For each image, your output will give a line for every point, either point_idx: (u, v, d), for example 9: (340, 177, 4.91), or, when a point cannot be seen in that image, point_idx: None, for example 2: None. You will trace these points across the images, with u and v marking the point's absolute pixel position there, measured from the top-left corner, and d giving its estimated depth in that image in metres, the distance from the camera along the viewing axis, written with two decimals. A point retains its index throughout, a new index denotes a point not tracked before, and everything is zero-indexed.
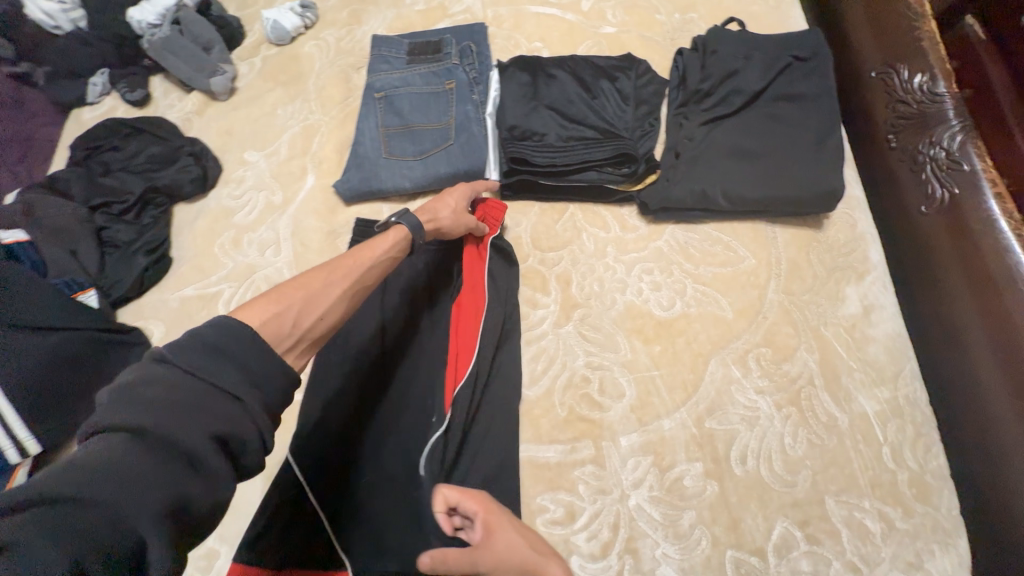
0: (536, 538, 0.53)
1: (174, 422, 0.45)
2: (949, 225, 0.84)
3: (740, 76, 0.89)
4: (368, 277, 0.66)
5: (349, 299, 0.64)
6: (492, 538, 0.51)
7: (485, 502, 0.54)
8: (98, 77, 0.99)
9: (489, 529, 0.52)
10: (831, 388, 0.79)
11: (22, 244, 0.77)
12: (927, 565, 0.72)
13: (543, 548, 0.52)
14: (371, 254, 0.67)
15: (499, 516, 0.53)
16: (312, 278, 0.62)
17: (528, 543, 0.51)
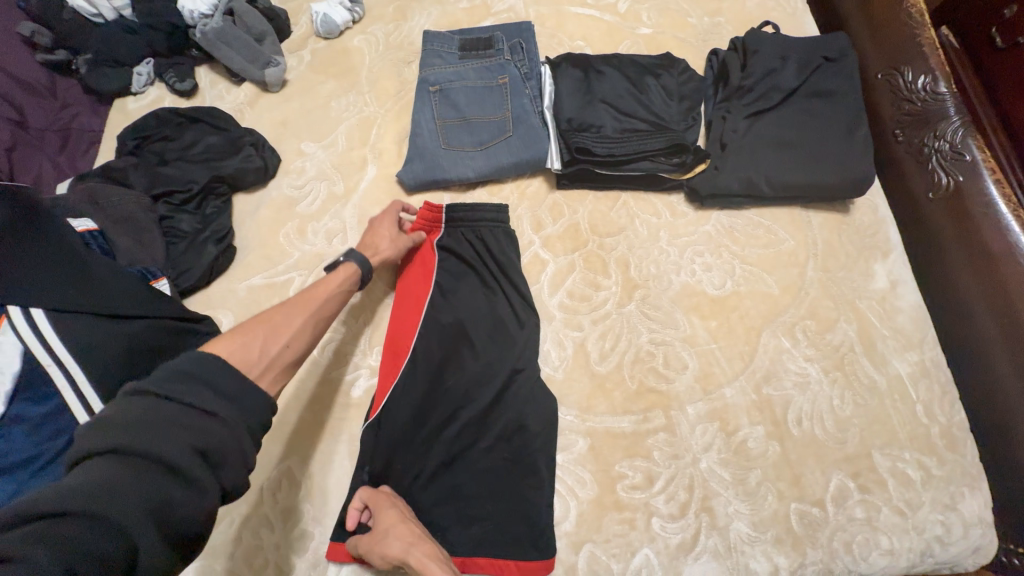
0: (414, 530, 0.67)
1: (151, 438, 0.48)
2: (954, 209, 0.95)
3: (777, 74, 0.97)
4: (327, 302, 0.70)
5: (312, 325, 0.67)
6: (374, 528, 0.68)
7: (378, 501, 0.71)
8: (143, 67, 0.98)
9: (377, 522, 0.69)
10: (869, 354, 0.88)
11: (92, 231, 0.76)
12: (959, 505, 0.82)
13: (418, 539, 0.66)
14: (326, 288, 0.71)
15: (385, 511, 0.69)
16: (275, 312, 0.65)
17: (398, 533, 0.66)
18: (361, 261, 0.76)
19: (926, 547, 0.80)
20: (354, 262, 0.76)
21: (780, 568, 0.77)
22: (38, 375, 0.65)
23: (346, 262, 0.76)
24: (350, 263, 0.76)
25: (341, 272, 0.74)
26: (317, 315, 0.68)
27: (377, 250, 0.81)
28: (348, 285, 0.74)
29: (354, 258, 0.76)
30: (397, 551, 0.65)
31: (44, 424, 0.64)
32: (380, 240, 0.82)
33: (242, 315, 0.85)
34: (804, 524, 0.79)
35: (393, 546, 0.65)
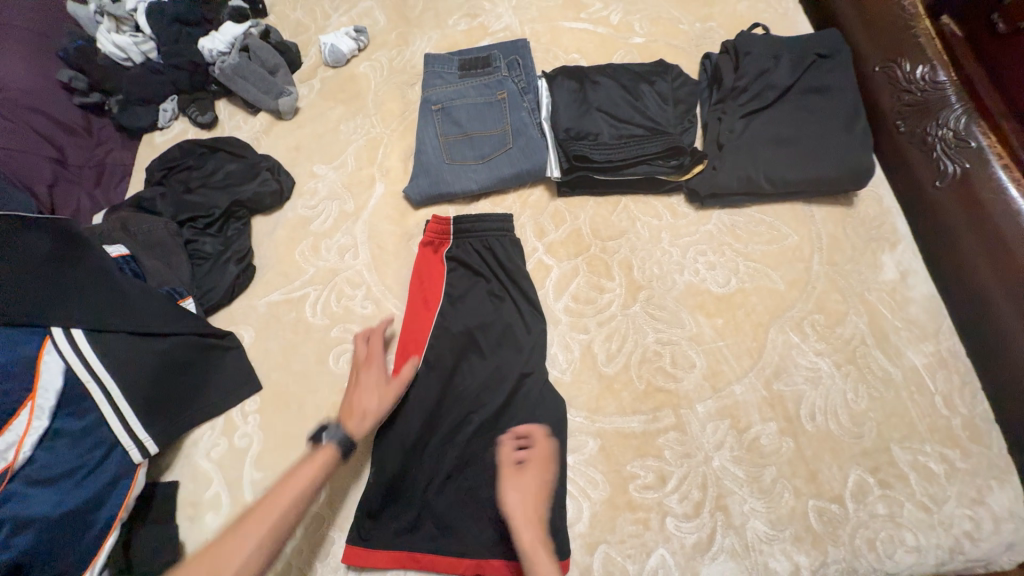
0: (541, 500, 0.74)
1: None
2: (961, 196, 0.94)
3: (770, 74, 0.99)
4: (287, 513, 0.66)
5: (267, 547, 0.63)
6: (518, 478, 0.75)
7: (544, 456, 0.77)
8: (168, 103, 1.06)
9: (523, 474, 0.75)
10: (882, 346, 0.87)
11: (124, 257, 0.82)
12: (988, 499, 0.79)
13: (535, 513, 0.72)
14: (296, 487, 0.67)
15: (530, 475, 0.75)
16: (226, 546, 0.62)
17: (529, 499, 0.73)
18: (342, 441, 0.72)
19: (956, 544, 0.77)
20: (332, 444, 0.71)
21: (802, 567, 0.75)
22: (78, 390, 0.70)
23: (325, 446, 0.71)
24: (328, 447, 0.71)
25: (318, 458, 0.70)
26: (271, 534, 0.64)
27: (363, 412, 0.75)
28: (325, 476, 0.70)
29: (332, 438, 0.72)
30: (515, 514, 0.72)
31: (84, 436, 0.69)
32: (363, 397, 0.77)
33: (263, 330, 0.89)
34: (824, 521, 0.78)
35: (514, 508, 0.72)
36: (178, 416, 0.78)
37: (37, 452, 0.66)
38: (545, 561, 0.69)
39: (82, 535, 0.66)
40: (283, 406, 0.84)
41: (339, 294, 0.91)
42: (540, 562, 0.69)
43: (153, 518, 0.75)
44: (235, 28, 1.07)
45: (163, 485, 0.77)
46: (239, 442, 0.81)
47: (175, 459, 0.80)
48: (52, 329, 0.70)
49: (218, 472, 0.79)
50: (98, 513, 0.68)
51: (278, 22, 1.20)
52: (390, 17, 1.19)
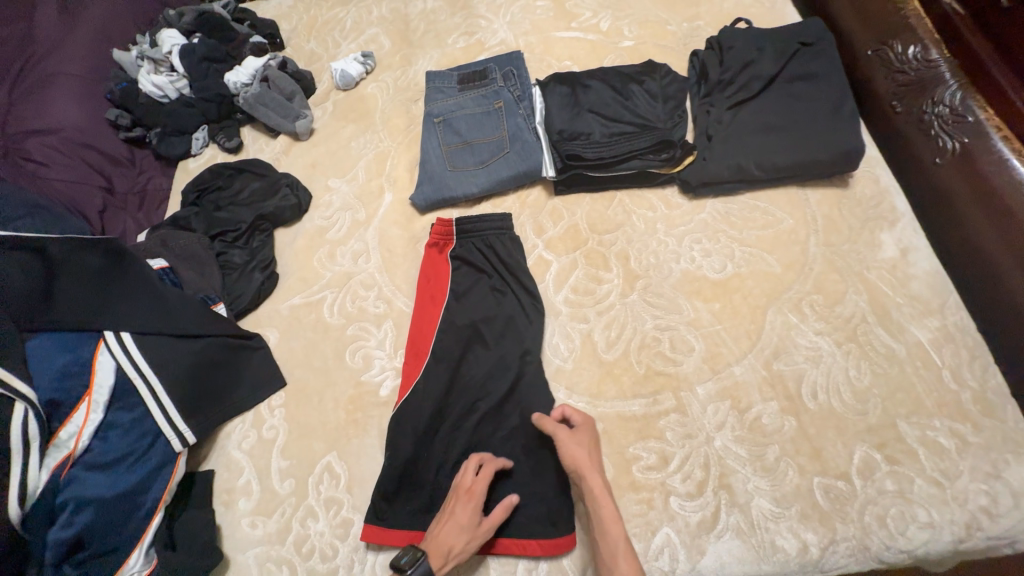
0: (597, 455, 0.78)
1: None
2: (963, 171, 0.93)
3: (755, 65, 1.02)
4: None
5: None
6: (574, 437, 0.78)
7: (585, 419, 0.80)
8: (200, 132, 1.17)
9: (577, 433, 0.78)
10: (884, 323, 0.87)
11: (165, 269, 0.93)
12: (1005, 474, 0.77)
13: (596, 467, 0.76)
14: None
15: (586, 433, 0.79)
16: None
17: (587, 456, 0.77)
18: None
19: (973, 520, 0.75)
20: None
21: (810, 545, 0.75)
22: (128, 387, 0.79)
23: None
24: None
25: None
26: None
27: (449, 551, 0.71)
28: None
29: (420, 569, 0.69)
30: (581, 464, 0.75)
31: (132, 427, 0.78)
32: (451, 532, 0.73)
33: (286, 331, 0.97)
34: (830, 498, 0.77)
35: (576, 464, 0.75)
36: (212, 409, 0.86)
37: (94, 441, 0.76)
38: (612, 512, 0.72)
39: (131, 516, 0.74)
40: (305, 400, 0.91)
41: (354, 296, 0.99)
42: (609, 514, 0.72)
43: (194, 502, 0.82)
44: (257, 62, 1.18)
45: (201, 473, 0.85)
46: (267, 433, 0.88)
47: (211, 450, 0.88)
48: (106, 333, 0.80)
49: (249, 460, 0.86)
50: (145, 496, 0.76)
51: (294, 53, 1.32)
52: (394, 41, 1.29)
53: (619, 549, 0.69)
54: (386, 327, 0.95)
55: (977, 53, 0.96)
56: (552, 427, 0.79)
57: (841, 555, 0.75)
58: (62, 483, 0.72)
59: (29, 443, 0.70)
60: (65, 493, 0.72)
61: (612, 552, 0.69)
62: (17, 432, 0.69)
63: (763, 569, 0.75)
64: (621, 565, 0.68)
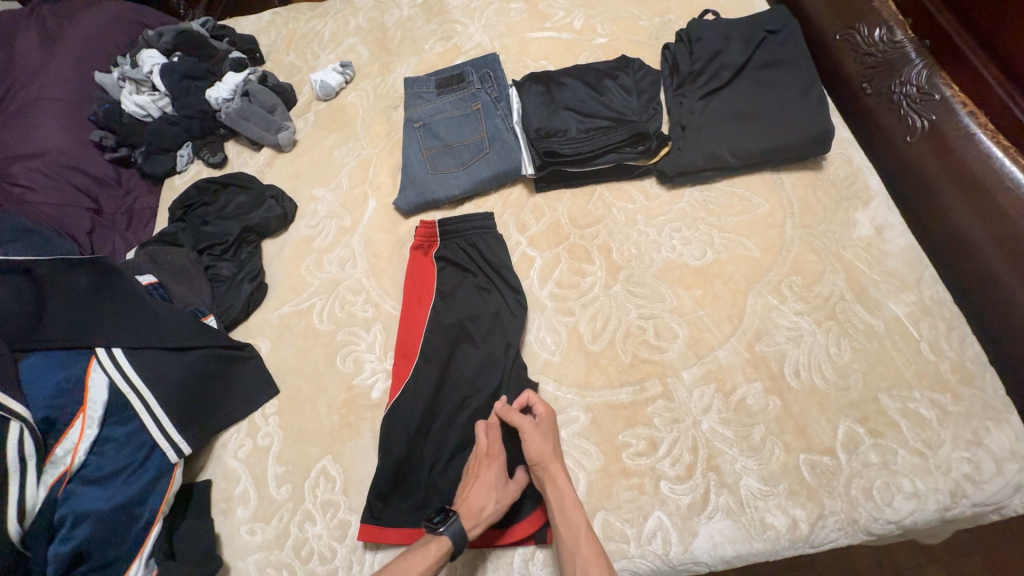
0: (557, 446, 0.80)
1: None
2: (934, 147, 0.95)
3: (724, 55, 1.05)
4: None
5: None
6: (538, 428, 0.79)
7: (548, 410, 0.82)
8: (184, 149, 1.19)
9: (541, 424, 0.80)
10: (861, 300, 0.89)
11: (153, 285, 0.95)
12: (986, 440, 0.78)
13: (556, 457, 0.78)
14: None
15: (550, 425, 0.81)
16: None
17: (548, 447, 0.78)
18: (458, 534, 0.71)
19: (956, 487, 0.77)
20: (448, 537, 0.71)
21: (799, 521, 0.77)
22: (121, 402, 0.81)
23: (440, 536, 0.71)
24: (444, 534, 0.71)
25: (433, 548, 0.71)
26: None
27: (481, 511, 0.73)
28: (435, 567, 0.70)
29: (451, 529, 0.71)
30: (546, 455, 0.77)
31: (127, 441, 0.79)
32: (478, 494, 0.75)
33: (277, 340, 0.98)
34: (817, 473, 0.79)
35: (539, 455, 0.77)
36: (206, 420, 0.87)
37: (90, 456, 0.77)
38: (571, 499, 0.74)
39: (129, 528, 0.75)
40: (299, 406, 0.92)
41: (342, 302, 1.00)
42: (569, 501, 0.74)
43: (192, 512, 0.83)
44: (236, 76, 1.21)
45: (199, 483, 0.86)
46: (263, 441, 0.89)
47: (208, 461, 0.89)
48: (96, 349, 0.82)
49: (245, 468, 0.87)
50: (143, 508, 0.77)
51: (274, 67, 1.34)
52: (372, 49, 1.31)
53: (579, 534, 0.71)
54: (375, 331, 0.97)
55: (942, 29, 0.97)
56: (518, 419, 0.79)
57: (829, 529, 0.76)
58: (60, 499, 0.73)
59: (25, 461, 0.72)
60: (63, 508, 0.73)
61: (574, 538, 0.71)
62: (13, 450, 0.71)
63: (754, 547, 0.76)
64: (582, 550, 0.70)
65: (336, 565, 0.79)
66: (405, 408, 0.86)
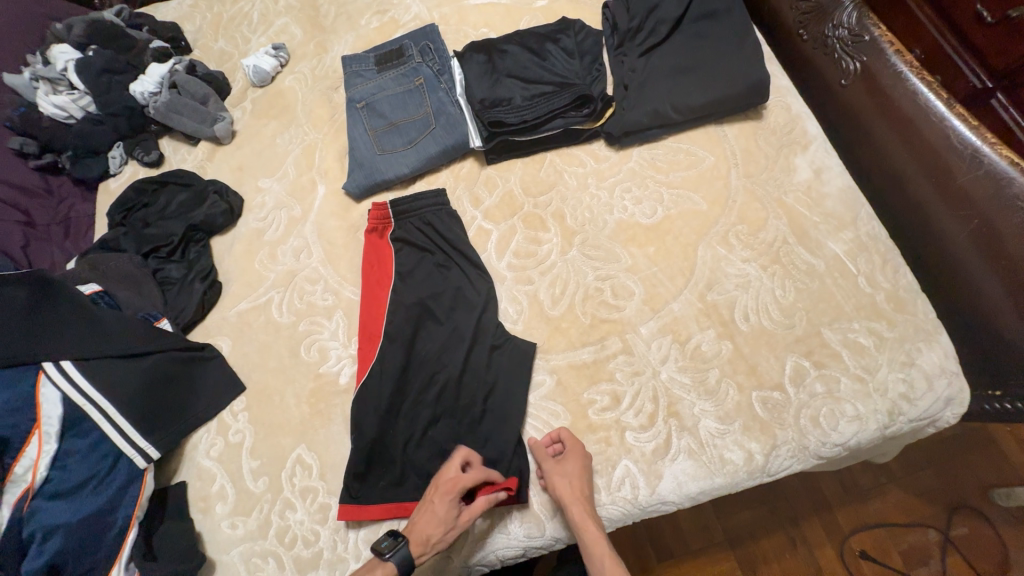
0: (585, 481, 0.79)
1: None
2: (866, 88, 0.97)
3: (660, 10, 1.06)
4: None
5: None
6: (561, 466, 0.80)
7: (575, 444, 0.82)
8: (116, 150, 1.13)
9: (565, 461, 0.81)
10: (803, 242, 0.93)
11: (98, 293, 0.92)
12: (919, 360, 0.84)
13: (580, 491, 0.79)
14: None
15: (573, 463, 0.80)
16: None
17: (572, 486, 0.79)
18: (403, 562, 0.72)
19: (894, 406, 0.83)
20: (394, 563, 0.72)
21: (755, 453, 0.82)
22: (77, 414, 0.79)
23: (387, 562, 0.73)
24: (390, 561, 0.72)
25: (378, 573, 0.72)
26: None
27: (427, 539, 0.74)
28: None
29: (397, 556, 0.73)
30: (564, 496, 0.78)
31: (90, 452, 0.79)
32: (429, 526, 0.75)
33: (237, 337, 0.97)
34: (768, 408, 0.84)
35: (563, 495, 0.78)
36: (172, 423, 0.87)
37: (53, 471, 0.76)
38: (595, 537, 0.76)
39: (104, 534, 0.75)
40: (267, 399, 0.92)
41: (301, 292, 0.99)
42: (593, 537, 0.76)
43: (170, 514, 0.84)
44: (161, 68, 1.14)
45: (173, 485, 0.86)
46: (234, 438, 0.89)
47: (180, 463, 0.89)
48: (45, 364, 0.79)
49: (219, 466, 0.88)
50: (116, 514, 0.77)
51: (203, 55, 1.27)
52: (306, 29, 1.25)
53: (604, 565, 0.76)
54: (337, 318, 0.96)
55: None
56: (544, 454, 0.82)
57: (782, 457, 0.82)
58: (25, 516, 0.73)
59: None
60: (31, 525, 0.73)
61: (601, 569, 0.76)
62: None
63: (716, 482, 0.82)
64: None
65: (319, 548, 0.81)
66: (373, 390, 0.87)
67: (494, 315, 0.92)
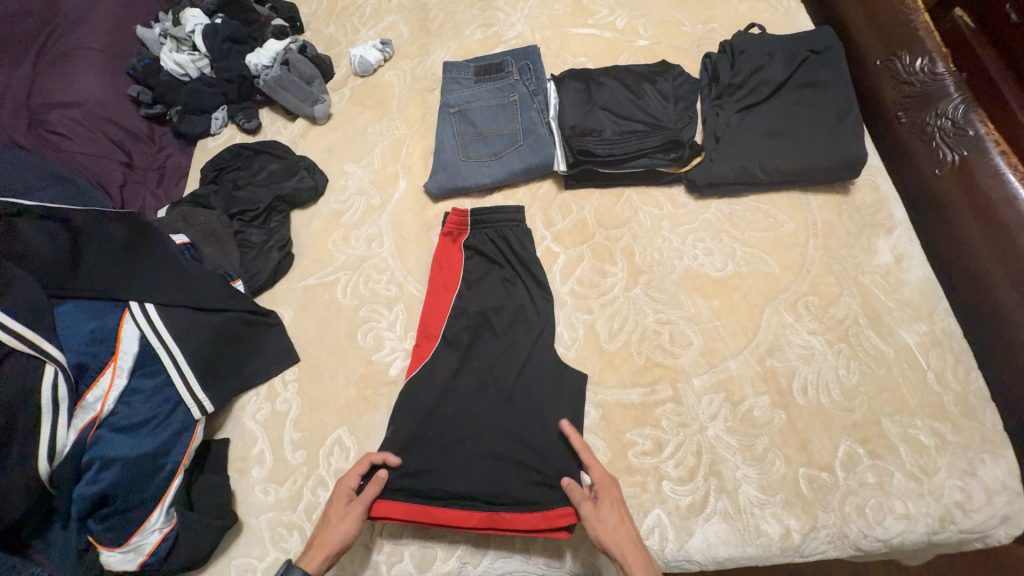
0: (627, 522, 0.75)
1: None
2: (961, 184, 0.94)
3: (766, 70, 1.06)
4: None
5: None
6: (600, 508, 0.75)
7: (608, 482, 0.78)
8: (219, 112, 1.20)
9: (604, 503, 0.76)
10: (874, 325, 0.92)
11: (186, 245, 0.97)
12: (980, 472, 0.81)
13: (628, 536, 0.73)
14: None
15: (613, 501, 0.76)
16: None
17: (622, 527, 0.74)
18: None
19: (946, 513, 0.80)
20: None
21: (792, 530, 0.80)
22: (151, 355, 0.83)
23: None
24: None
25: None
26: None
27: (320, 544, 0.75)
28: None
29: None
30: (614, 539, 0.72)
31: (154, 393, 0.82)
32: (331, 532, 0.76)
33: (300, 310, 1.01)
34: (814, 487, 0.82)
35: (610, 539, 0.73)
36: (228, 381, 0.90)
37: (119, 405, 0.80)
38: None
39: (153, 476, 0.78)
40: (318, 375, 0.95)
41: (367, 279, 1.02)
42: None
43: (210, 467, 0.87)
44: (277, 44, 1.21)
45: (218, 441, 0.89)
46: (281, 406, 0.92)
47: (227, 420, 0.92)
48: (131, 303, 0.84)
49: (263, 431, 0.90)
50: (167, 458, 0.80)
51: (313, 37, 1.33)
52: (412, 29, 1.30)
53: None
54: (397, 310, 0.99)
55: (984, 65, 0.95)
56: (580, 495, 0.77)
57: (820, 541, 0.79)
58: (89, 442, 0.77)
59: (59, 403, 0.75)
60: (92, 452, 0.76)
61: None
62: (48, 394, 0.74)
63: (747, 551, 0.80)
64: None
65: None
66: (421, 388, 0.89)
67: (551, 338, 0.93)
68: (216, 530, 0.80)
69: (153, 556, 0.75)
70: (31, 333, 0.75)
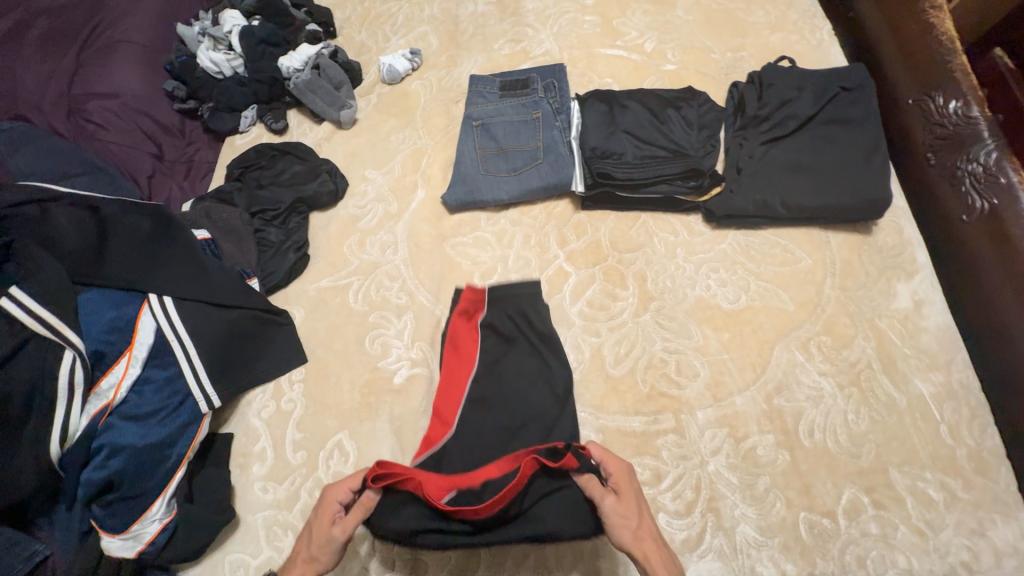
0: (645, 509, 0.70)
1: None
2: (989, 232, 0.91)
3: (795, 104, 1.05)
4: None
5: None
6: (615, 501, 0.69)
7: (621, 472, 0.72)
8: (249, 111, 1.23)
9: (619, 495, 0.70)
10: (888, 372, 0.90)
11: (207, 240, 0.98)
12: (990, 532, 0.79)
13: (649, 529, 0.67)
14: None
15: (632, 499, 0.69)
16: None
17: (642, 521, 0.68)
18: None
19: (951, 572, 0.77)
20: None
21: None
22: (164, 347, 0.85)
23: None
24: None
25: None
26: None
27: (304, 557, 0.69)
28: None
29: None
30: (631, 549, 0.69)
31: (165, 385, 0.84)
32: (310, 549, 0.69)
33: (312, 311, 1.03)
34: (814, 533, 0.80)
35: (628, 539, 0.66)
36: (236, 378, 0.91)
37: (131, 394, 0.82)
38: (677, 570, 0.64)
39: (157, 466, 0.80)
40: (324, 378, 0.96)
41: (378, 285, 1.03)
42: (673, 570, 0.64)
43: (212, 460, 0.88)
44: (310, 49, 1.24)
45: (223, 434, 0.91)
46: (286, 405, 0.94)
47: (233, 414, 0.94)
48: (150, 295, 0.87)
49: (266, 429, 0.92)
50: (172, 449, 0.82)
51: (344, 43, 1.37)
52: (442, 40, 1.32)
53: None
54: (406, 319, 1.00)
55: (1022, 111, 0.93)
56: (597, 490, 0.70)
57: None
58: (99, 429, 0.79)
59: (74, 387, 0.77)
60: (102, 438, 0.79)
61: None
62: (65, 377, 0.76)
63: None
64: None
65: None
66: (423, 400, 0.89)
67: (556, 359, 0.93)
68: (215, 523, 0.82)
69: (150, 545, 0.77)
70: (53, 316, 0.78)
